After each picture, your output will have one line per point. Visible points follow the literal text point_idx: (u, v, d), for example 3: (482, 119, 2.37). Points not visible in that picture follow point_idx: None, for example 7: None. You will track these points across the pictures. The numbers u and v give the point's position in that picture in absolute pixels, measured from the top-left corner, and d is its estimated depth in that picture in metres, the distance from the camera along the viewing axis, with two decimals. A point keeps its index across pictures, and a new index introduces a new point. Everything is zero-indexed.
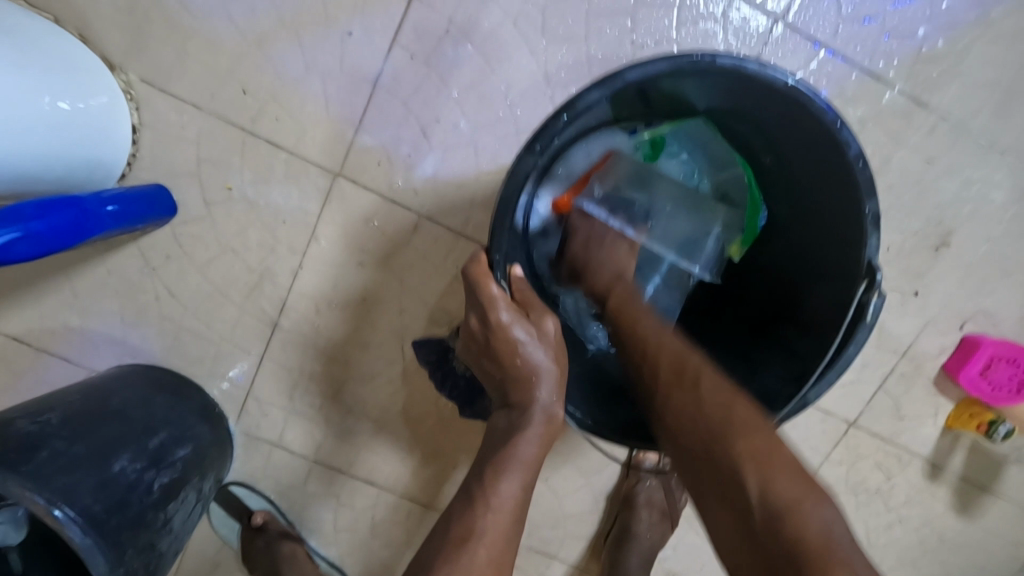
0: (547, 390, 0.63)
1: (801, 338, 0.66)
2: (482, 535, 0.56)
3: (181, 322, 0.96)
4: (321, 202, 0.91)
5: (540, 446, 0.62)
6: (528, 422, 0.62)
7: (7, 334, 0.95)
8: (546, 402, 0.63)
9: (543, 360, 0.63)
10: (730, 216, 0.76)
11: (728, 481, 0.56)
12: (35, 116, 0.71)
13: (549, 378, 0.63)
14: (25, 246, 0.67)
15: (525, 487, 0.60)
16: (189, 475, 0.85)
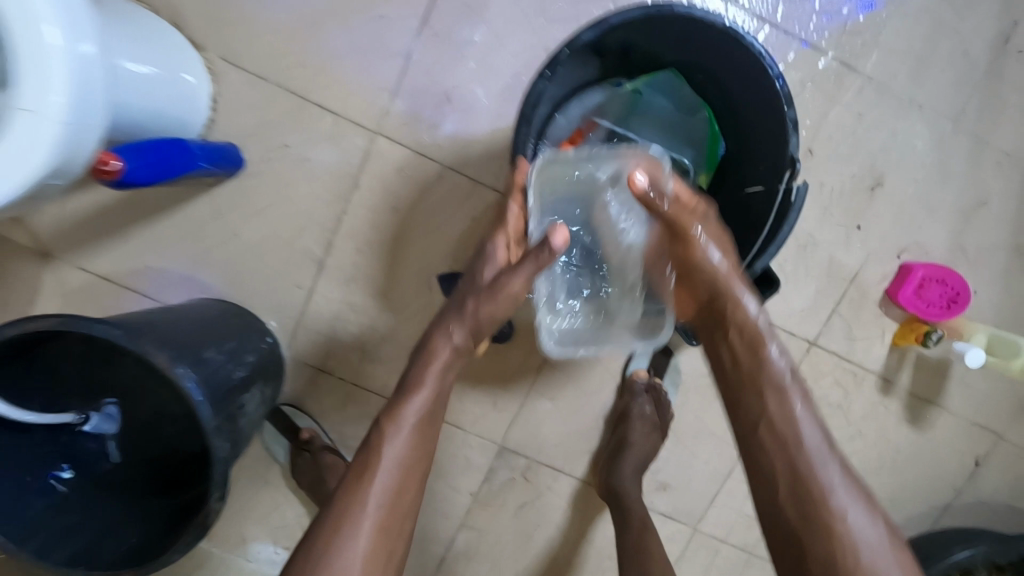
0: (457, 334, 0.83)
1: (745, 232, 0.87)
2: (390, 440, 0.78)
3: (243, 261, 1.14)
4: (363, 156, 1.11)
5: (444, 374, 0.83)
6: (428, 357, 0.82)
7: (100, 273, 1.13)
8: (455, 342, 0.83)
9: (467, 308, 0.83)
10: (700, 147, 0.94)
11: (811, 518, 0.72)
12: (152, 77, 0.89)
13: (466, 325, 0.83)
14: (143, 171, 0.85)
15: (429, 402, 0.81)
16: (255, 377, 1.02)
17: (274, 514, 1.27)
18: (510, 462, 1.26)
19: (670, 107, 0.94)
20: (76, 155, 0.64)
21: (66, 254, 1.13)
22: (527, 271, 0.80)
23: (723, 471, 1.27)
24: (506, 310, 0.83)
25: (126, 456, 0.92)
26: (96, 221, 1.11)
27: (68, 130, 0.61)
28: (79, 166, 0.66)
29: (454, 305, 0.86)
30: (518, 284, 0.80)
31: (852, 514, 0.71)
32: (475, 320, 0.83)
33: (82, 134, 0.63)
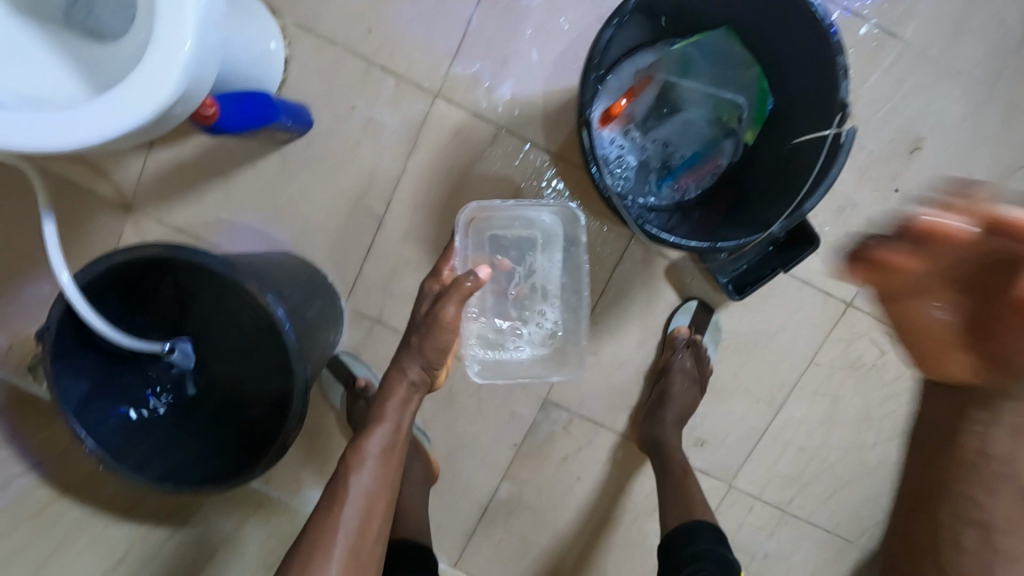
0: (413, 370, 0.97)
1: (792, 177, 0.92)
2: (359, 470, 0.92)
3: (309, 216, 1.22)
4: (424, 117, 1.18)
5: (404, 406, 0.98)
6: (387, 397, 0.97)
7: (174, 226, 1.22)
8: (411, 377, 0.98)
9: (415, 345, 0.97)
10: (745, 102, 1.04)
11: None
12: (248, 38, 0.97)
13: (418, 360, 0.97)
14: (229, 119, 0.92)
15: (391, 435, 0.96)
16: (319, 322, 1.10)
17: (329, 459, 1.35)
18: (553, 415, 1.32)
19: (718, 64, 1.04)
20: (195, 86, 0.76)
21: (145, 208, 1.22)
22: (457, 300, 0.94)
23: (758, 429, 1.32)
24: (447, 339, 0.95)
25: (201, 391, 1.01)
26: (175, 177, 1.20)
27: (195, 63, 0.73)
28: (195, 97, 0.78)
29: (407, 343, 1.00)
30: (451, 312, 0.93)
31: None
32: (425, 356, 0.97)
33: (202, 68, 0.75)
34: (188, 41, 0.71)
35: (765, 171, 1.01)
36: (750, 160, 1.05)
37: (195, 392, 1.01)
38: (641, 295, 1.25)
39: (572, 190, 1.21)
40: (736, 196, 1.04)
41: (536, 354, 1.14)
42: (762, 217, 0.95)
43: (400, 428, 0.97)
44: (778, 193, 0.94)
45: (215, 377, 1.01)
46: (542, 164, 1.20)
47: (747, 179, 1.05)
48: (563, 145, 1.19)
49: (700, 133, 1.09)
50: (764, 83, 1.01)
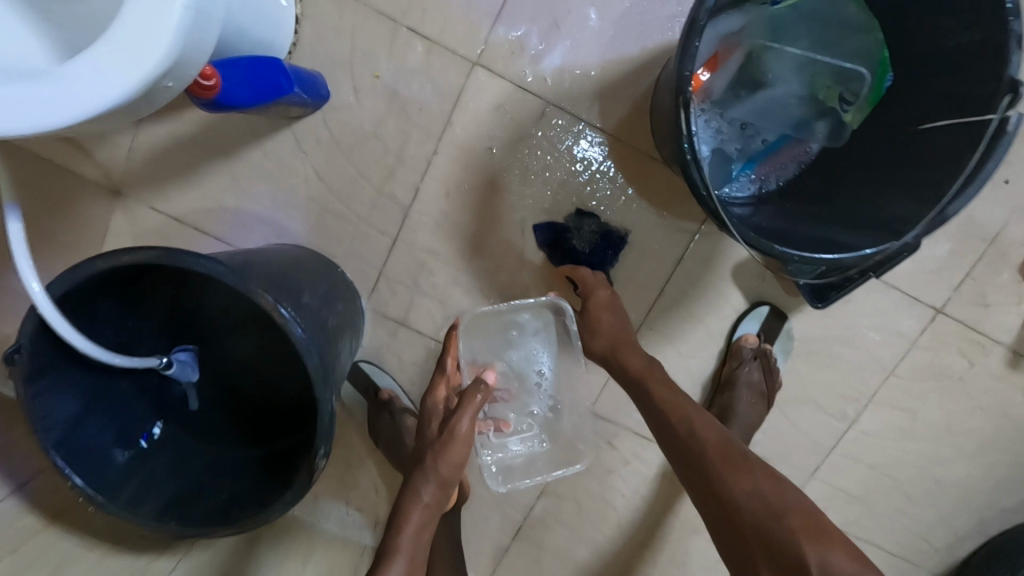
0: (428, 491, 0.83)
1: (932, 168, 0.76)
2: None
3: (326, 205, 1.05)
4: (459, 90, 1.00)
5: (419, 535, 0.82)
6: (408, 510, 0.82)
7: (170, 215, 1.06)
8: (425, 499, 0.83)
9: (428, 463, 0.84)
10: (855, 76, 0.87)
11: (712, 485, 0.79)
12: None
13: (433, 479, 0.83)
14: (241, 91, 0.76)
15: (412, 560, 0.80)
16: (342, 328, 0.94)
17: (348, 474, 1.21)
18: (597, 428, 1.19)
19: (829, 29, 0.87)
20: (192, 50, 0.59)
21: (136, 191, 1.05)
22: (472, 412, 0.84)
23: (825, 445, 1.18)
24: (463, 456, 0.84)
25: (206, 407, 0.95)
26: (169, 157, 1.03)
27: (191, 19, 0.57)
28: (192, 64, 0.61)
29: (416, 464, 0.86)
30: (465, 425, 0.83)
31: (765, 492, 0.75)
32: (442, 473, 0.84)
33: (201, 27, 0.59)
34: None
35: (886, 159, 0.84)
36: (854, 146, 0.89)
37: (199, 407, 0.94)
38: (704, 297, 1.10)
39: (630, 179, 1.04)
40: (839, 190, 0.87)
41: (537, 449, 1.01)
42: (890, 217, 0.79)
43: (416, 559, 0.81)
44: (916, 188, 0.77)
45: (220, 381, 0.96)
46: (596, 147, 1.03)
47: (850, 168, 0.88)
48: (621, 125, 1.02)
49: (791, 112, 0.93)
50: (886, 54, 0.85)
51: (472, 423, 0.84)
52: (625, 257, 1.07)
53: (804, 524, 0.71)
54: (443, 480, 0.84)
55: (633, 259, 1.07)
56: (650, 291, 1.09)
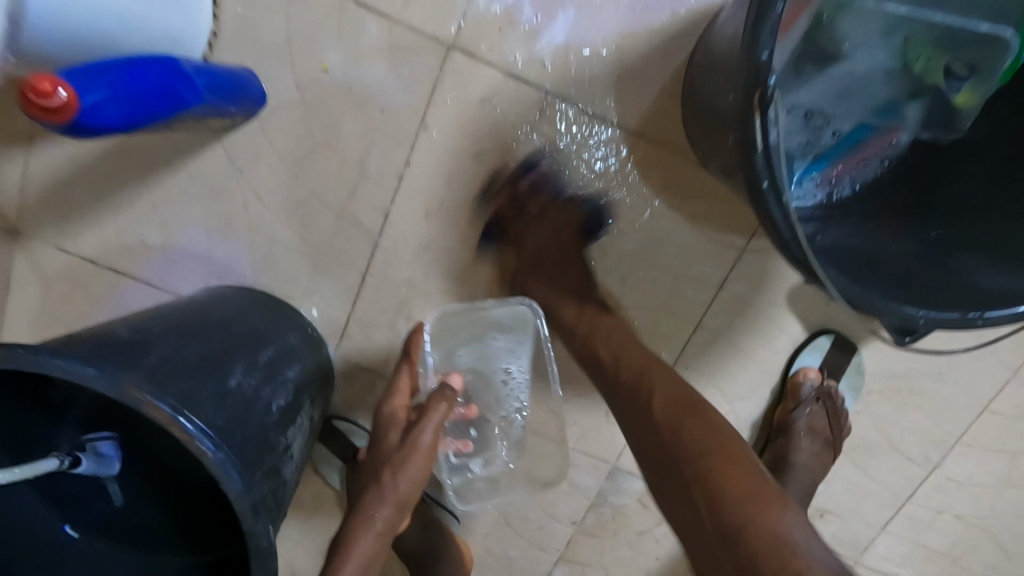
0: (383, 514, 0.67)
1: None
2: None
3: (275, 236, 0.84)
4: (433, 79, 0.77)
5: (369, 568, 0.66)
6: (357, 536, 0.65)
7: (85, 257, 0.85)
8: (379, 526, 0.67)
9: (384, 482, 0.68)
10: (983, 36, 0.63)
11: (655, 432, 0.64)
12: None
13: (389, 502, 0.67)
14: (115, 105, 0.54)
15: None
16: (301, 397, 0.74)
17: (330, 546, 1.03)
18: (624, 485, 0.99)
19: None
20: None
21: (40, 230, 0.84)
22: (437, 422, 0.69)
23: (901, 495, 0.97)
24: (423, 473, 0.68)
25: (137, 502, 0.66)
26: (74, 186, 0.82)
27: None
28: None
29: (366, 481, 0.70)
30: (427, 443, 0.68)
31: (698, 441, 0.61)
32: (402, 495, 0.68)
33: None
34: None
35: (1006, 165, 0.66)
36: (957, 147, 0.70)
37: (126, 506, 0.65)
38: (752, 327, 0.88)
39: (661, 188, 0.82)
40: (936, 200, 0.69)
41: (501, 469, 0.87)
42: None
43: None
44: None
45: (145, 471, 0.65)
46: (612, 148, 0.80)
47: (954, 175, 0.69)
48: (646, 120, 0.79)
49: (874, 93, 0.69)
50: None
51: (435, 436, 0.68)
52: (654, 283, 0.85)
53: (704, 444, 0.61)
54: (405, 502, 0.68)
55: (663, 288, 0.85)
56: (686, 324, 0.87)
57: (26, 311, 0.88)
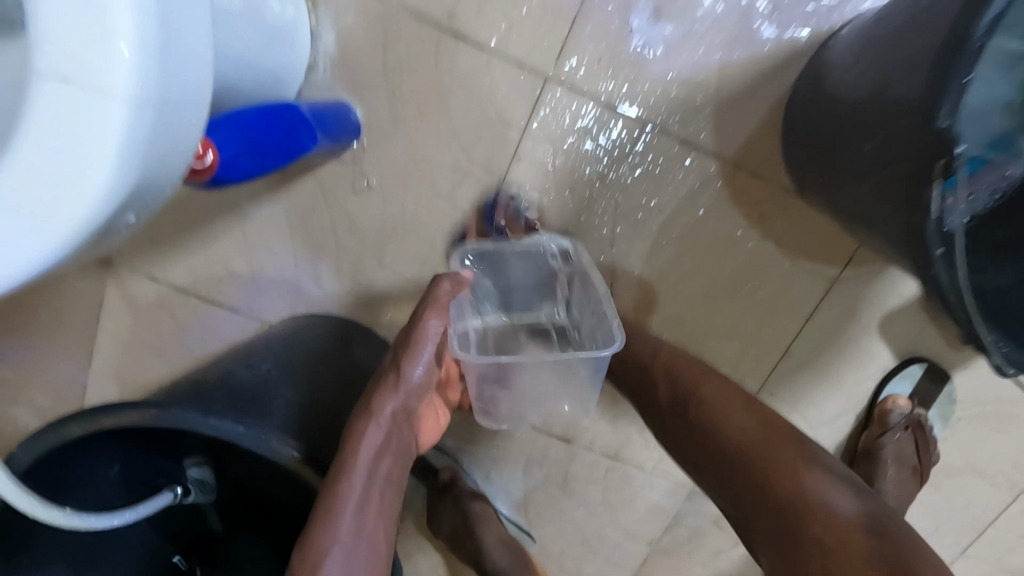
0: (389, 400, 0.58)
1: None
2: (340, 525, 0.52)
3: (362, 265, 0.84)
4: (527, 110, 0.76)
5: (384, 457, 0.57)
6: (365, 422, 0.57)
7: (173, 285, 0.86)
8: (388, 413, 0.58)
9: (388, 369, 0.59)
10: None
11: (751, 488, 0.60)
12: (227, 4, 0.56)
13: (399, 390, 0.58)
14: (250, 157, 0.54)
15: (376, 482, 0.56)
16: None
17: (404, 562, 1.04)
18: (700, 507, 0.99)
19: None
20: (164, 171, 0.35)
21: (131, 260, 0.85)
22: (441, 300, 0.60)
23: (984, 520, 0.96)
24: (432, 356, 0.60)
25: (233, 527, 0.71)
26: (163, 217, 0.82)
27: (155, 121, 0.32)
28: (166, 180, 0.36)
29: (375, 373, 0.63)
30: (438, 322, 0.59)
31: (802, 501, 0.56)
32: (414, 382, 0.59)
33: (174, 118, 0.33)
34: (125, 85, 0.30)
35: None
36: None
37: (225, 529, 0.71)
38: (841, 354, 0.87)
39: (755, 219, 0.80)
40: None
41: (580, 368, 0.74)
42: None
43: (371, 493, 0.55)
44: None
45: (243, 504, 0.68)
46: (707, 177, 0.78)
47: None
48: (744, 149, 0.77)
49: (989, 122, 0.64)
50: None
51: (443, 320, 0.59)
52: (744, 311, 0.84)
53: (782, 508, 0.57)
54: (416, 392, 0.59)
55: (752, 318, 0.84)
56: (773, 352, 0.86)
57: (117, 339, 0.89)
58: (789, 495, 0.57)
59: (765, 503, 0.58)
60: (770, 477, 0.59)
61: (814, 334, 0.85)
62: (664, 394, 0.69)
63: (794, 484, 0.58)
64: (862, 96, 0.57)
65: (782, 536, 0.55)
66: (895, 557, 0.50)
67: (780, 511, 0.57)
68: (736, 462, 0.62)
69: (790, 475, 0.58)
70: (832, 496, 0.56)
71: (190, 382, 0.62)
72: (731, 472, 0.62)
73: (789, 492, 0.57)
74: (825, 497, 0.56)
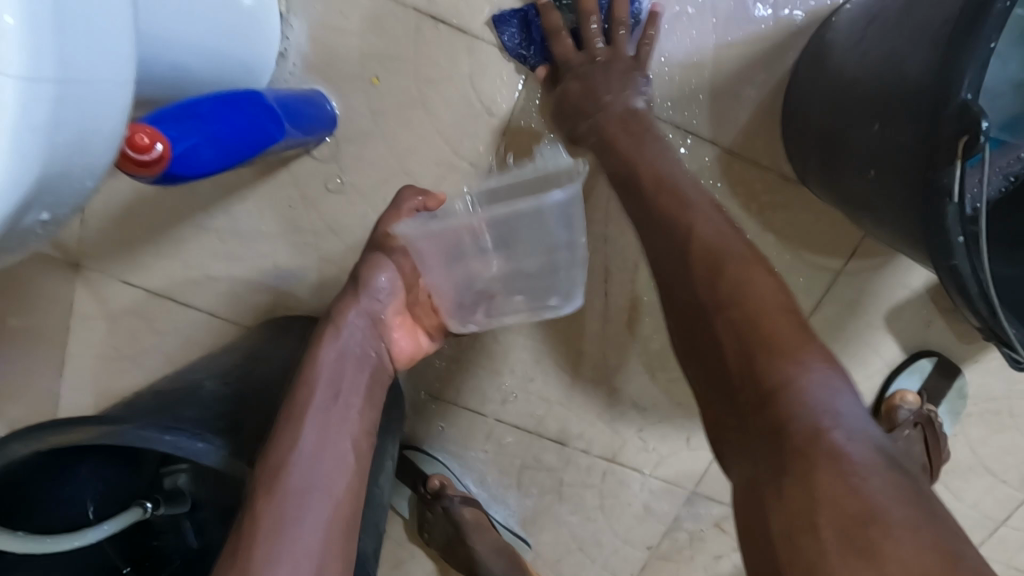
0: (354, 318, 0.59)
1: None
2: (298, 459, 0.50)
3: (344, 264, 0.80)
4: (514, 98, 0.72)
5: (350, 371, 0.58)
6: (326, 340, 0.58)
7: (147, 289, 0.82)
8: (349, 334, 0.59)
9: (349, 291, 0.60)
10: None
11: (750, 386, 0.42)
12: None
13: (361, 308, 0.60)
14: (206, 152, 0.51)
15: (336, 416, 0.54)
16: (385, 440, 0.71)
17: (396, 571, 1.00)
18: (702, 511, 0.95)
19: None
20: (78, 156, 0.32)
21: (101, 263, 0.81)
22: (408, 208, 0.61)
23: (996, 518, 0.92)
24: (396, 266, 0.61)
25: (208, 543, 0.65)
26: (134, 218, 0.78)
27: (60, 100, 0.29)
28: (85, 171, 0.33)
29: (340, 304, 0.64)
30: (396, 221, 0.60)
31: (823, 410, 0.39)
32: (380, 289, 0.61)
33: (87, 100, 0.30)
34: (14, 56, 0.26)
35: None
36: None
37: (202, 543, 0.65)
38: (847, 350, 0.83)
39: (756, 211, 0.76)
40: None
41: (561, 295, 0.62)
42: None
43: (335, 411, 0.54)
44: None
45: (219, 517, 0.63)
46: (705, 167, 0.74)
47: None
48: (743, 137, 0.73)
49: (1001, 104, 0.62)
50: None
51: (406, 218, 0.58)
52: None
53: (809, 420, 0.39)
54: (377, 300, 0.61)
55: None
56: None
57: (89, 346, 0.85)
58: (808, 401, 0.40)
59: (779, 417, 0.40)
60: (797, 381, 0.41)
61: (819, 329, 0.81)
62: (688, 240, 0.49)
63: (823, 381, 0.41)
64: (869, 80, 0.53)
65: (790, 469, 0.38)
66: (929, 514, 0.36)
67: (797, 432, 0.39)
68: (756, 348, 0.43)
69: (807, 370, 0.41)
70: (851, 414, 0.40)
71: (155, 394, 0.58)
72: (744, 361, 0.43)
73: (803, 406, 0.40)
74: (843, 408, 0.40)
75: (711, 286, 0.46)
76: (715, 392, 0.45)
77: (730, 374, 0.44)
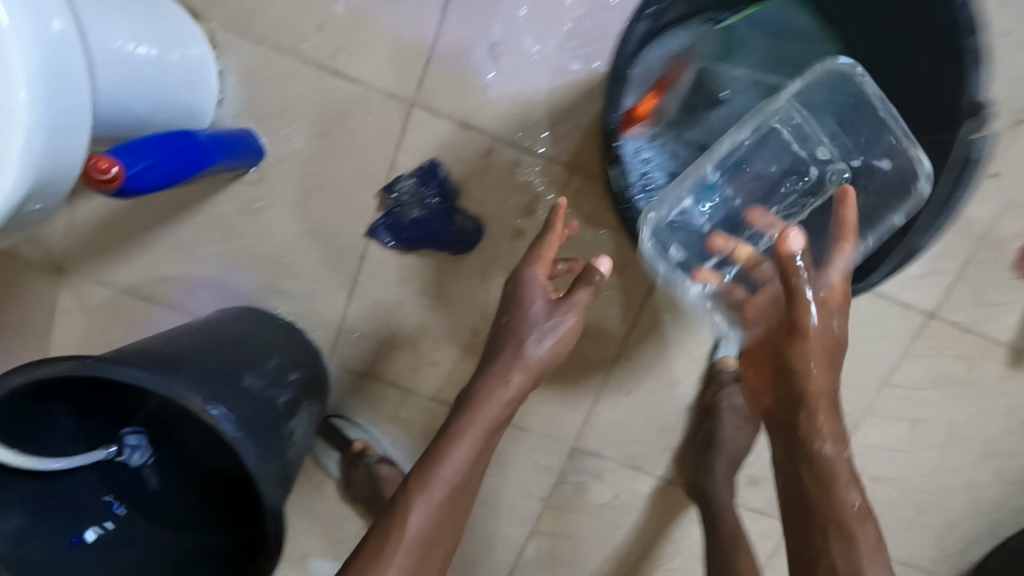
0: (517, 376, 0.74)
1: (880, 196, 0.83)
2: (428, 519, 0.69)
3: (275, 264, 1.01)
4: (399, 129, 0.94)
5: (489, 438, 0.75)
6: (488, 408, 0.74)
7: (119, 288, 1.02)
8: (510, 391, 0.74)
9: (512, 353, 0.75)
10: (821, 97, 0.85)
11: (821, 478, 0.74)
12: (140, 56, 0.74)
13: (523, 368, 0.74)
14: (154, 173, 0.71)
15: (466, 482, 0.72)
16: (301, 396, 0.92)
17: (332, 527, 1.18)
18: (583, 464, 1.14)
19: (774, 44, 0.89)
20: (57, 168, 0.58)
21: (81, 267, 1.01)
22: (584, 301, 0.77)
23: None
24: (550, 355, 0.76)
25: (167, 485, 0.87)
26: (108, 230, 0.99)
27: (46, 139, 0.56)
28: (63, 178, 0.60)
29: (487, 353, 0.78)
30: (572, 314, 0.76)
31: (859, 511, 0.73)
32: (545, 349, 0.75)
33: (63, 136, 0.57)
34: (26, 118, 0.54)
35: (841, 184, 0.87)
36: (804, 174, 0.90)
37: (160, 487, 0.86)
38: (680, 322, 1.04)
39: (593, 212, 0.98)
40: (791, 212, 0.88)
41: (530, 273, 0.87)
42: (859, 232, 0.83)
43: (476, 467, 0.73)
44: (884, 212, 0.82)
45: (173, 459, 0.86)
46: (550, 179, 0.96)
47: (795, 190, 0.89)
48: (577, 155, 0.95)
49: None
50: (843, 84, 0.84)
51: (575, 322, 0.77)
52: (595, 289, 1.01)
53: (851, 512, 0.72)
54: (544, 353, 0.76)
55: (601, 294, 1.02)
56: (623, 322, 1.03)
57: (71, 337, 1.05)
58: (848, 506, 0.72)
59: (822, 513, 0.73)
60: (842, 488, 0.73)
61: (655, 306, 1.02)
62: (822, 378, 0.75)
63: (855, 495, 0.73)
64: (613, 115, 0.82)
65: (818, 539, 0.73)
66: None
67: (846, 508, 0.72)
68: (817, 471, 0.74)
69: (834, 491, 0.73)
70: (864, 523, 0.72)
71: None
72: (808, 481, 0.74)
73: (839, 507, 0.73)
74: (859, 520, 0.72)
75: (795, 414, 0.76)
76: (789, 477, 0.77)
77: (809, 481, 0.75)
